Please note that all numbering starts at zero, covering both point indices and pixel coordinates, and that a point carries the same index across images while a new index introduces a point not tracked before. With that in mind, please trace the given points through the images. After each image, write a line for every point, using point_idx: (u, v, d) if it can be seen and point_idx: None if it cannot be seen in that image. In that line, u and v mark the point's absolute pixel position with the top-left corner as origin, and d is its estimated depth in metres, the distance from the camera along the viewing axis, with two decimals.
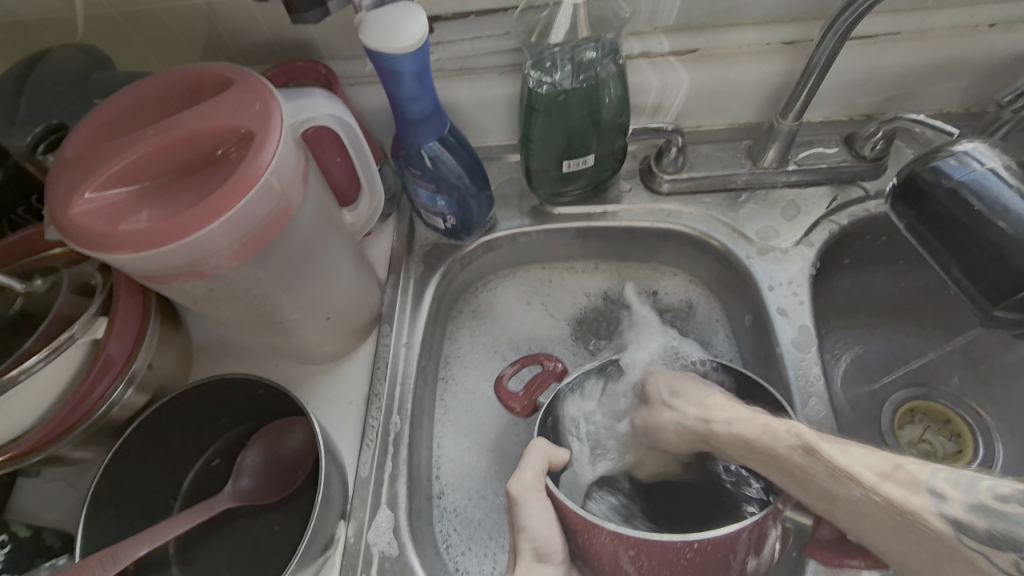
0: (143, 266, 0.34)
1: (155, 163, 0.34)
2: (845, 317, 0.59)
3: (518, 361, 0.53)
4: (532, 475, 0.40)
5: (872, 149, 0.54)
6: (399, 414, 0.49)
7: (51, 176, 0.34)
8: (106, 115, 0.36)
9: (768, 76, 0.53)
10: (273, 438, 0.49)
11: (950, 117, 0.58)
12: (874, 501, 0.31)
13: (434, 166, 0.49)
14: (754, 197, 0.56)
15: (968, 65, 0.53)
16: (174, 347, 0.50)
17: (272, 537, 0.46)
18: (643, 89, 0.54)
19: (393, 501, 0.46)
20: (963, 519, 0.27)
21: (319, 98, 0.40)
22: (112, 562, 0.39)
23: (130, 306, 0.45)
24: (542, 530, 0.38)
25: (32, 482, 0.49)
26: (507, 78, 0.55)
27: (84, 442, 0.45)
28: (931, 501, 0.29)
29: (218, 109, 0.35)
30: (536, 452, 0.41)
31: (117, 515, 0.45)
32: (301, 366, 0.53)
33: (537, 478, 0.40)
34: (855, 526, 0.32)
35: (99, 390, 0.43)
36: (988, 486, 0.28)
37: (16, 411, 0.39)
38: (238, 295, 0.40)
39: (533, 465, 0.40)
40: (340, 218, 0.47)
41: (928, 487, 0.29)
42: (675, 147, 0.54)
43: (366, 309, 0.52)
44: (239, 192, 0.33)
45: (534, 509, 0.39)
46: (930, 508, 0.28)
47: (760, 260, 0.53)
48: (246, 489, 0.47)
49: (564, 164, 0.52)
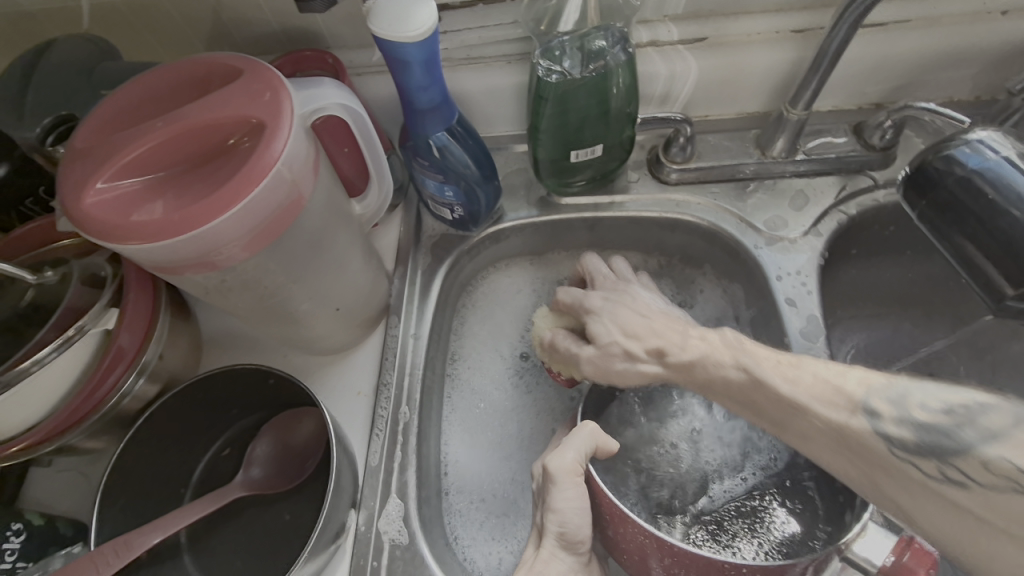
0: (153, 257, 0.34)
1: (166, 153, 0.34)
2: (852, 308, 0.59)
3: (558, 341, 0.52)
4: (574, 459, 0.40)
5: (881, 138, 0.54)
6: (408, 405, 0.50)
7: (62, 167, 0.34)
8: (115, 105, 0.36)
9: (777, 65, 0.53)
10: (282, 429, 0.49)
11: (961, 106, 0.57)
12: (831, 426, 0.35)
13: (441, 156, 0.49)
14: (763, 186, 0.56)
15: (980, 53, 0.53)
16: (184, 338, 0.51)
17: (283, 526, 0.46)
18: (650, 78, 0.54)
19: (403, 491, 0.46)
20: (894, 434, 0.33)
21: (328, 87, 0.40)
22: (126, 550, 0.40)
23: (140, 297, 0.45)
24: (572, 514, 0.39)
25: (44, 472, 0.49)
26: (514, 68, 0.54)
27: (96, 432, 0.45)
28: (867, 419, 0.34)
29: (228, 99, 0.35)
30: (580, 436, 0.41)
31: (129, 505, 0.45)
32: (310, 357, 0.53)
33: (577, 462, 0.40)
34: (800, 445, 0.37)
35: (111, 380, 0.43)
36: (920, 403, 0.34)
37: (30, 402, 0.40)
38: (249, 286, 0.40)
39: (577, 448, 0.40)
40: (349, 208, 0.46)
41: (864, 406, 0.35)
42: (684, 137, 0.54)
43: (374, 300, 0.52)
44: (250, 182, 0.33)
45: (568, 492, 0.39)
46: (866, 426, 0.34)
47: (768, 251, 0.53)
48: (257, 479, 0.48)
49: (572, 153, 0.52)
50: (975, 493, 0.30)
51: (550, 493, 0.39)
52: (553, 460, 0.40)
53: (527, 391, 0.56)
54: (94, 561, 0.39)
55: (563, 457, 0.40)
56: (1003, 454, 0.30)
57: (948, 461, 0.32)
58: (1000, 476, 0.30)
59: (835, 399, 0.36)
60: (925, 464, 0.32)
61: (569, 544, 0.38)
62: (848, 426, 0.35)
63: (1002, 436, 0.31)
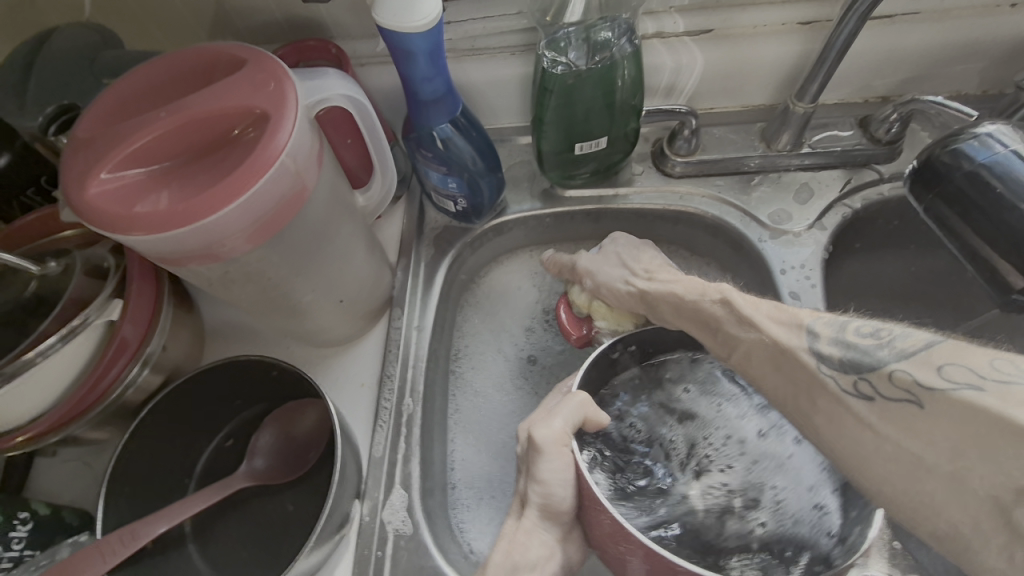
0: (158, 248, 0.34)
1: (170, 143, 0.33)
2: (855, 302, 0.59)
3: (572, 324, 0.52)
4: (560, 428, 0.39)
5: (887, 132, 0.53)
6: (412, 397, 0.50)
7: (65, 158, 0.34)
8: (117, 95, 0.36)
9: (784, 58, 0.53)
10: (285, 420, 0.50)
11: (968, 99, 0.57)
12: (766, 342, 0.37)
13: (445, 148, 0.49)
14: (767, 180, 0.56)
15: (989, 46, 0.52)
16: (187, 330, 0.51)
17: (287, 516, 0.47)
18: (656, 70, 0.54)
19: (407, 482, 0.47)
20: (825, 350, 0.35)
21: (332, 78, 0.40)
22: (132, 539, 0.40)
23: (144, 288, 0.45)
24: (558, 489, 0.37)
25: (49, 462, 0.50)
26: (519, 59, 0.54)
27: (100, 423, 0.45)
28: (806, 338, 0.36)
29: (232, 89, 0.34)
30: (571, 406, 0.40)
31: (134, 495, 0.46)
32: (313, 349, 0.53)
33: (564, 432, 0.39)
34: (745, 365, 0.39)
35: (114, 371, 0.43)
36: (855, 327, 0.35)
37: (35, 392, 0.40)
38: (253, 278, 0.40)
39: (565, 416, 0.40)
40: (353, 200, 0.46)
41: (808, 328, 0.36)
42: (688, 129, 0.54)
43: (377, 292, 0.52)
44: (255, 173, 0.33)
45: (553, 463, 0.38)
46: (802, 344, 0.36)
47: (772, 244, 0.53)
48: (260, 470, 0.48)
49: (577, 146, 0.52)
50: (879, 406, 0.32)
51: (535, 462, 0.38)
52: (539, 428, 0.39)
53: (533, 388, 0.55)
54: (100, 550, 0.39)
55: (551, 424, 0.39)
56: (908, 369, 0.31)
57: (864, 376, 0.33)
58: (901, 389, 0.31)
59: (787, 321, 0.37)
60: (844, 379, 0.33)
61: (551, 516, 0.38)
62: (790, 345, 0.36)
63: (913, 355, 0.32)
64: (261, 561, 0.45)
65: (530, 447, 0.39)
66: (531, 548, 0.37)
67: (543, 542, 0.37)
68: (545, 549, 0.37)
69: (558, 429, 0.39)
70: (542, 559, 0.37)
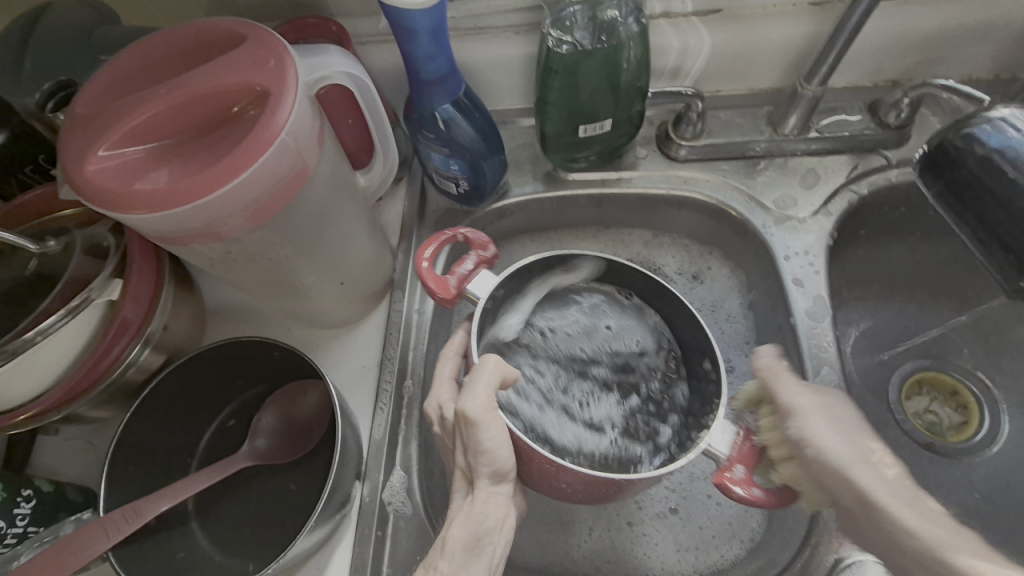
0: (157, 227, 0.33)
1: (169, 121, 0.33)
2: (859, 289, 0.58)
3: (434, 244, 0.44)
4: (489, 400, 0.35)
5: (897, 117, 0.53)
6: (412, 379, 0.50)
7: (63, 135, 0.34)
8: (114, 71, 0.35)
9: (793, 39, 0.52)
10: (286, 401, 0.50)
11: (979, 84, 0.56)
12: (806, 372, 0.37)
13: (447, 129, 0.48)
14: (773, 164, 0.55)
15: (1003, 29, 0.51)
16: (188, 310, 0.51)
17: (289, 495, 0.47)
18: (663, 51, 0.53)
19: (407, 463, 0.47)
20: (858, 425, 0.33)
21: (334, 55, 0.39)
22: (134, 517, 0.41)
23: (144, 267, 0.45)
24: (503, 456, 0.35)
25: (52, 440, 0.50)
26: (522, 39, 0.53)
27: (101, 402, 0.45)
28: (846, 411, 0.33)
29: (232, 65, 0.34)
30: (489, 372, 0.35)
31: (137, 474, 0.46)
32: (314, 331, 0.53)
33: (493, 401, 0.35)
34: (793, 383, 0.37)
35: (115, 351, 0.43)
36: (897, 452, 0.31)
37: (36, 371, 0.40)
38: (254, 259, 0.40)
39: (486, 384, 0.35)
40: (354, 181, 0.46)
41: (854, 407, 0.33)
42: (695, 112, 0.53)
43: (379, 274, 0.52)
44: (255, 152, 0.32)
45: (492, 434, 0.34)
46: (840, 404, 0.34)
47: (776, 230, 0.53)
48: (262, 450, 0.48)
49: (581, 128, 0.51)
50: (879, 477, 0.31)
51: (474, 435, 0.34)
52: (462, 400, 0.35)
53: None
54: (103, 527, 0.40)
55: (473, 392, 0.35)
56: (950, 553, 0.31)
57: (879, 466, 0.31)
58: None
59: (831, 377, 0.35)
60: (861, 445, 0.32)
61: (501, 478, 0.36)
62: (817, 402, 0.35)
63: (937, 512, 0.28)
64: (263, 540, 0.45)
65: (462, 420, 0.35)
66: (489, 516, 0.35)
67: (501, 508, 0.35)
68: (503, 510, 0.36)
69: (486, 399, 0.35)
70: (499, 524, 0.35)
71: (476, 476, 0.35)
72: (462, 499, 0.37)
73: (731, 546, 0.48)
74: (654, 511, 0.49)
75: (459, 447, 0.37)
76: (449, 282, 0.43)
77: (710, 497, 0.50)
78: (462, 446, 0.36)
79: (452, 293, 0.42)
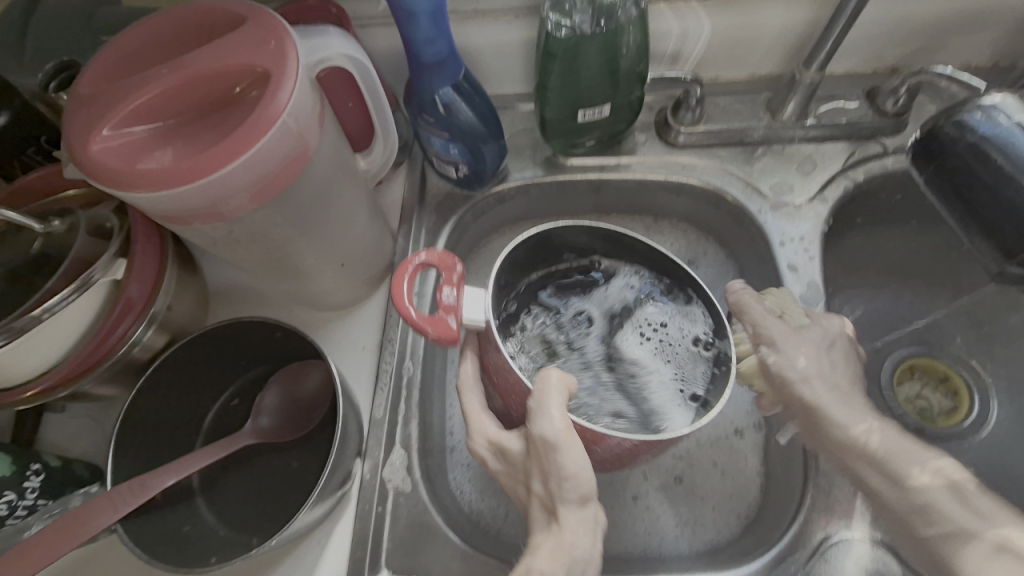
0: (162, 206, 0.34)
1: (172, 101, 0.33)
2: (853, 277, 0.59)
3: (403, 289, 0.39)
4: (564, 419, 0.35)
5: (894, 104, 0.53)
6: (412, 360, 0.51)
7: (66, 114, 0.34)
8: (116, 51, 0.36)
9: (791, 26, 0.52)
10: (289, 379, 0.51)
11: (978, 72, 0.56)
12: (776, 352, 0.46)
13: (447, 113, 0.48)
14: (771, 151, 0.56)
15: (1001, 16, 0.51)
16: (191, 291, 0.51)
17: (292, 472, 0.48)
18: (662, 36, 0.53)
19: (407, 442, 0.48)
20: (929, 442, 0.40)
21: (334, 37, 0.39)
22: (142, 491, 0.42)
23: (148, 248, 0.45)
24: (586, 476, 0.35)
25: (59, 417, 0.51)
26: (523, 22, 0.53)
27: (107, 379, 0.46)
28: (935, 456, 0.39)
29: (234, 46, 0.34)
30: (557, 391, 0.36)
31: (143, 451, 0.47)
32: (315, 312, 0.54)
33: (567, 418, 0.36)
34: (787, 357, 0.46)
35: (120, 331, 0.44)
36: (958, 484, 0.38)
37: (43, 348, 0.41)
38: (256, 239, 0.41)
39: (556, 404, 0.35)
40: (354, 163, 0.46)
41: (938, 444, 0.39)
42: (694, 98, 0.53)
43: (379, 257, 0.52)
44: (257, 132, 0.33)
45: (573, 455, 0.35)
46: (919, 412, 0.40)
47: (772, 216, 0.53)
48: (266, 428, 0.49)
49: (579, 113, 0.51)
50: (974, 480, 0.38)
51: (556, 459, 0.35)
52: (539, 424, 0.35)
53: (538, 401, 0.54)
54: (112, 499, 0.41)
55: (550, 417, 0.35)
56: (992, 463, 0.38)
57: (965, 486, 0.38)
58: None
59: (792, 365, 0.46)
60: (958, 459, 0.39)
61: (583, 503, 0.36)
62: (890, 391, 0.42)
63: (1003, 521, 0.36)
64: (267, 515, 0.46)
65: (538, 446, 0.36)
66: (577, 543, 0.35)
67: (591, 530, 0.36)
68: (591, 538, 0.36)
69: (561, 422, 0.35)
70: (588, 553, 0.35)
71: (561, 502, 0.35)
72: (546, 523, 0.37)
73: (727, 522, 0.49)
74: (643, 491, 0.50)
75: (535, 473, 0.37)
76: (448, 322, 0.39)
77: (706, 476, 0.51)
78: (538, 471, 0.37)
79: (453, 330, 0.39)
